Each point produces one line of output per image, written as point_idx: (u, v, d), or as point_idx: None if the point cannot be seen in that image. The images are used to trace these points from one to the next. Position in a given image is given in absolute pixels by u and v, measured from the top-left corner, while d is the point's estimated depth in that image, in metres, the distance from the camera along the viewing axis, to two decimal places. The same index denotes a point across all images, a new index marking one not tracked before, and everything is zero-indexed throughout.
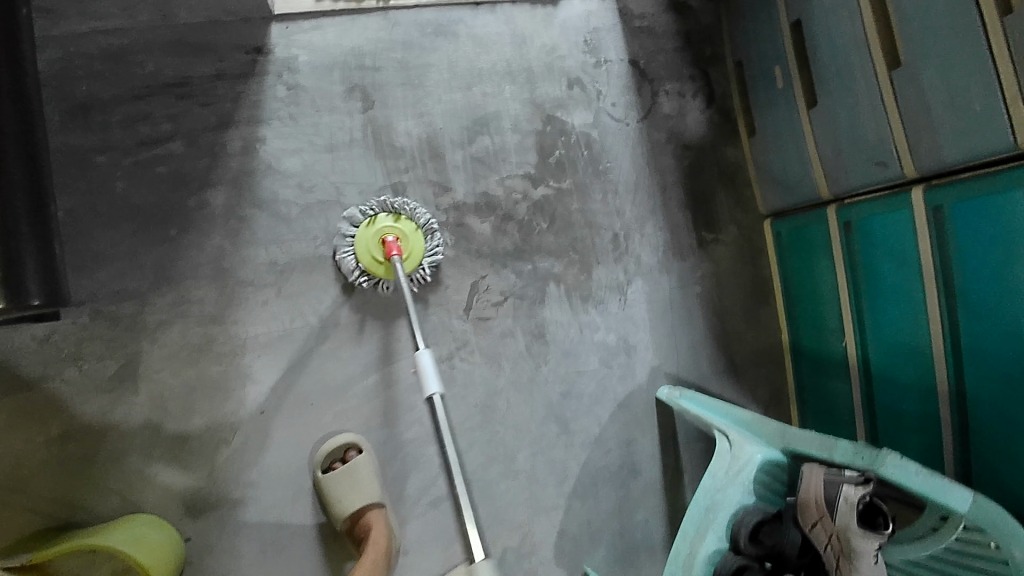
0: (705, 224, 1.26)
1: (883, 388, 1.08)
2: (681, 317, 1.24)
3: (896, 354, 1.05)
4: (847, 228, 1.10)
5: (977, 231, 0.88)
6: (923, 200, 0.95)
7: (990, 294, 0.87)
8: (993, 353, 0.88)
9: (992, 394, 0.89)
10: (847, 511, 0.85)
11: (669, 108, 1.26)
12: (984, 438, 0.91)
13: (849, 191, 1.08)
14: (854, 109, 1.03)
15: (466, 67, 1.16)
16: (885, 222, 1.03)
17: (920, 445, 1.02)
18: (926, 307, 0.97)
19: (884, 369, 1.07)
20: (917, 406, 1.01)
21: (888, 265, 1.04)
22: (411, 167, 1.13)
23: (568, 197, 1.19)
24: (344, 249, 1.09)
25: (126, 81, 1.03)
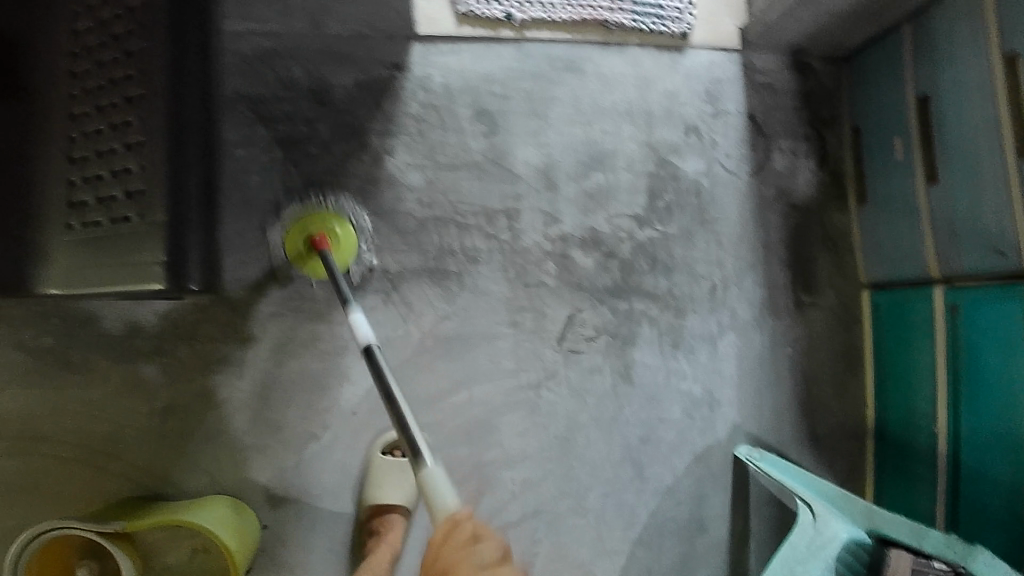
0: (804, 286, 1.25)
1: (969, 479, 1.05)
2: (768, 377, 1.23)
3: (987, 448, 1.02)
4: (954, 309, 1.08)
5: None
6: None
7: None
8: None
9: None
10: None
11: (781, 165, 1.26)
12: None
13: (959, 274, 1.07)
14: (976, 196, 1.02)
15: (589, 104, 1.18)
16: (993, 311, 1.01)
17: (1000, 544, 0.98)
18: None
19: (973, 460, 1.04)
20: (1003, 506, 0.98)
21: (991, 354, 1.02)
22: (526, 193, 1.15)
23: (671, 244, 1.20)
24: (450, 266, 1.11)
25: (272, 81, 1.08)
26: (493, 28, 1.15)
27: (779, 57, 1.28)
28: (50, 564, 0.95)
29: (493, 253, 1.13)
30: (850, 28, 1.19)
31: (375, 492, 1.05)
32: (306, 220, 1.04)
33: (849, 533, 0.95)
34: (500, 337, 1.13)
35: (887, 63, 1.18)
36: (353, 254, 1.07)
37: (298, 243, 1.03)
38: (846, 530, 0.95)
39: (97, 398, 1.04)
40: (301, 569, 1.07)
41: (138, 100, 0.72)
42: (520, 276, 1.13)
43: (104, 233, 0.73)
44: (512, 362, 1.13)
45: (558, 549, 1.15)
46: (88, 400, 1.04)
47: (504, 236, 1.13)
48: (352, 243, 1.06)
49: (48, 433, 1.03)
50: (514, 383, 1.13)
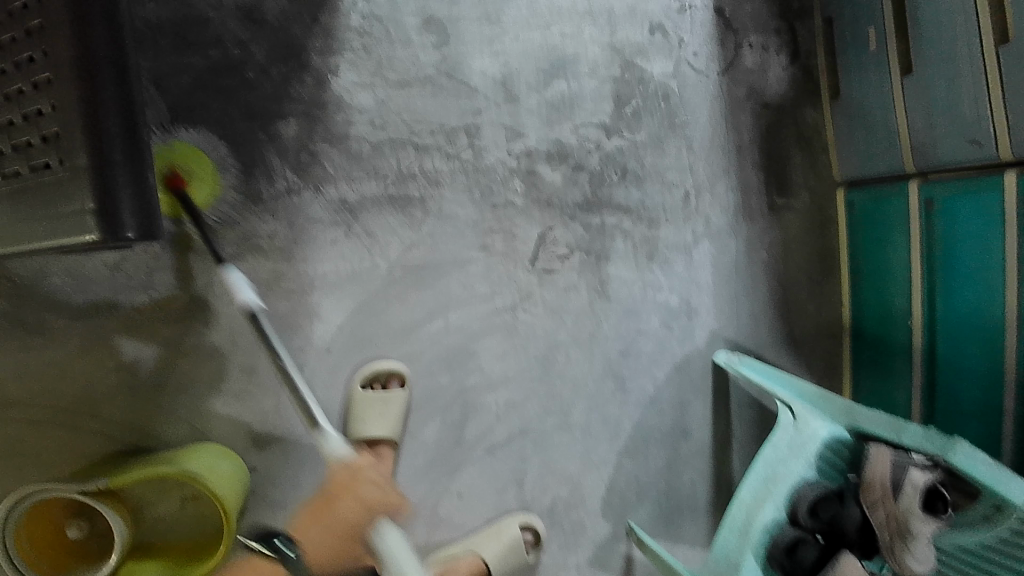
0: (778, 187, 1.22)
1: (947, 370, 1.06)
2: (745, 282, 1.22)
3: (964, 338, 1.03)
4: (930, 205, 1.07)
5: None
6: (1017, 183, 0.93)
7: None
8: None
9: None
10: (912, 495, 0.87)
11: (751, 62, 1.20)
12: None
13: (935, 163, 1.04)
14: (953, 80, 0.98)
15: (546, 5, 1.10)
16: (970, 202, 1.00)
17: (979, 429, 1.01)
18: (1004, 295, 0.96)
19: (949, 350, 1.06)
20: (980, 394, 1.00)
21: (968, 246, 1.02)
22: (485, 108, 1.08)
23: (640, 152, 1.15)
24: (412, 191, 1.06)
25: (195, 2, 0.98)
26: None
27: None
28: (42, 521, 0.95)
29: (456, 175, 1.07)
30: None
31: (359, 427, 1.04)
32: (161, 168, 0.97)
33: (829, 431, 1.00)
34: (472, 262, 1.09)
35: None
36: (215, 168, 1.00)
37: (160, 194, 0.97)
38: (824, 429, 1.00)
39: (59, 357, 1.01)
40: (292, 506, 1.08)
41: (39, 31, 0.65)
42: (486, 196, 1.09)
43: (23, 183, 0.68)
44: (486, 287, 1.10)
45: (546, 465, 1.17)
46: (49, 360, 1.01)
47: (466, 155, 1.07)
48: (207, 167, 0.99)
49: (14, 397, 1.00)
50: (489, 308, 1.11)
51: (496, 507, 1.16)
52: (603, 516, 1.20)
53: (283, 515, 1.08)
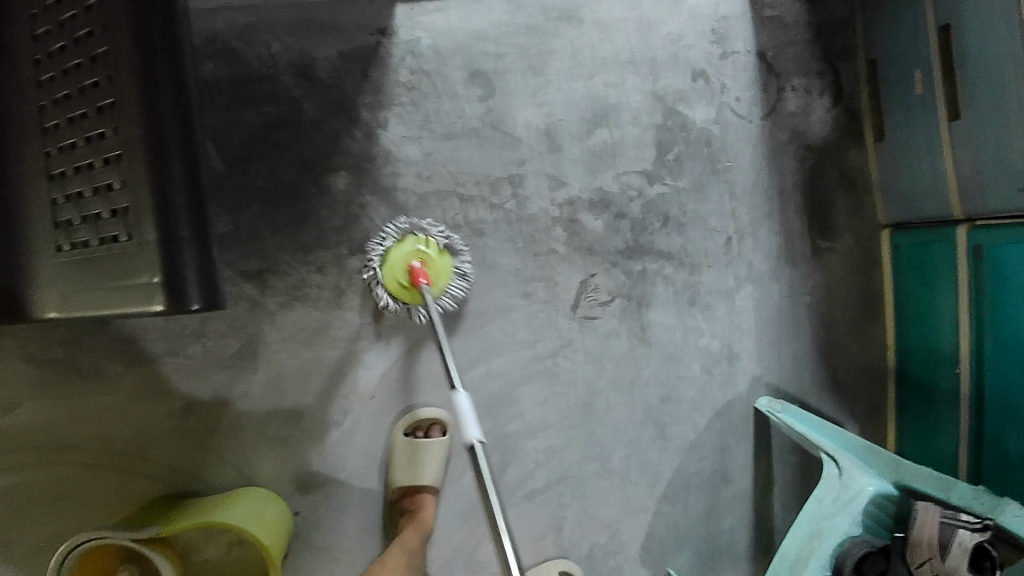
0: (821, 230, 1.21)
1: (994, 421, 1.04)
2: (788, 327, 1.21)
3: (1012, 392, 1.00)
4: (977, 250, 1.06)
5: None
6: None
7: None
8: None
9: None
10: (960, 555, 0.85)
11: (794, 105, 1.20)
12: None
13: (982, 212, 1.03)
14: (1001, 131, 0.96)
15: (589, 55, 1.11)
16: (1017, 252, 0.99)
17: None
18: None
19: (999, 399, 1.03)
20: None
21: (1016, 295, 0.99)
22: (529, 158, 1.08)
23: (682, 198, 1.15)
24: (456, 241, 1.07)
25: (252, 60, 1.01)
26: None
27: None
28: (93, 564, 0.97)
29: (499, 223, 1.08)
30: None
31: (400, 475, 1.05)
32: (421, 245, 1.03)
33: (875, 487, 0.99)
34: (514, 309, 1.10)
35: None
36: (449, 283, 1.05)
37: (400, 276, 1.02)
38: (871, 485, 0.99)
39: (115, 403, 1.04)
40: (336, 550, 1.09)
41: (109, 109, 0.68)
42: (529, 244, 1.09)
43: (93, 253, 0.70)
44: (527, 334, 1.11)
45: (585, 511, 1.17)
46: (106, 405, 1.04)
47: (509, 205, 1.08)
48: (447, 271, 1.05)
49: (71, 440, 1.04)
50: (531, 354, 1.12)
51: (535, 551, 1.16)
52: (641, 561, 1.20)
53: (326, 559, 1.09)
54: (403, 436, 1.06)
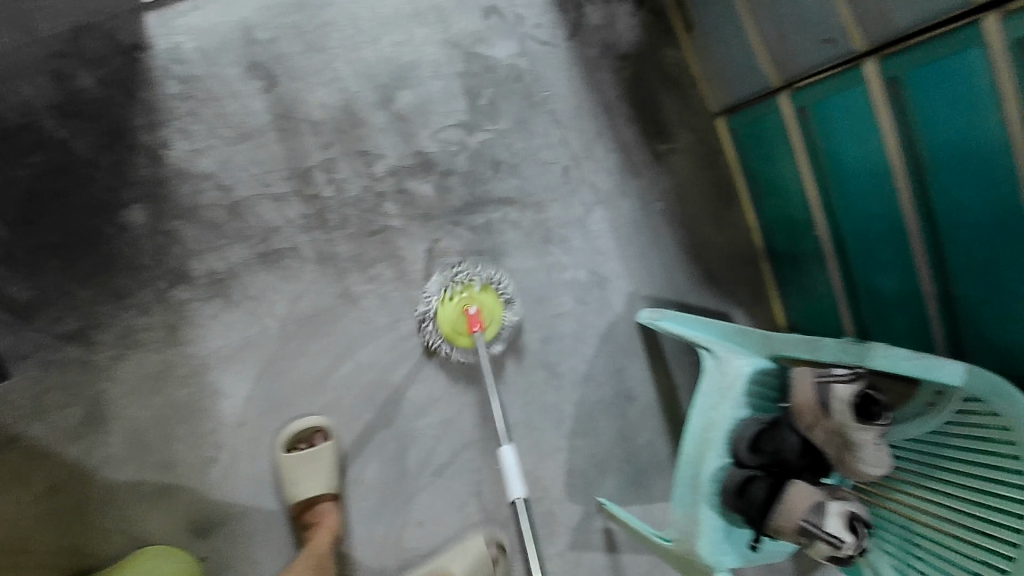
0: (657, 134, 1.20)
1: (863, 269, 1.07)
2: (648, 238, 1.21)
3: (871, 236, 1.03)
4: (803, 113, 1.06)
5: (942, 96, 0.85)
6: (877, 70, 0.92)
7: (955, 160, 0.86)
8: (966, 220, 0.88)
9: (982, 260, 0.88)
10: (843, 409, 0.85)
11: (597, 18, 1.15)
12: (970, 306, 0.92)
13: (800, 72, 1.03)
14: None
15: (368, 18, 1.04)
16: (840, 102, 0.99)
17: (907, 316, 1.03)
18: (892, 183, 0.96)
19: (862, 249, 1.06)
20: (898, 283, 1.02)
21: (850, 144, 1.00)
22: (335, 141, 1.02)
23: (509, 140, 1.10)
24: (282, 243, 1.02)
25: (3, 111, 0.94)
26: None
27: None
28: None
29: (315, 218, 1.02)
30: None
31: (297, 489, 1.01)
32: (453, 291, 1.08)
33: (752, 366, 0.97)
34: (362, 297, 1.05)
35: None
36: None
37: None
38: (747, 365, 0.97)
39: None
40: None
41: None
42: (362, 225, 1.04)
43: None
44: (387, 316, 1.06)
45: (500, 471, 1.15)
46: None
47: (324, 195, 1.03)
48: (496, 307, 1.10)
49: None
50: (398, 336, 1.07)
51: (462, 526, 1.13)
52: (570, 500, 1.19)
53: None
54: (285, 453, 1.02)
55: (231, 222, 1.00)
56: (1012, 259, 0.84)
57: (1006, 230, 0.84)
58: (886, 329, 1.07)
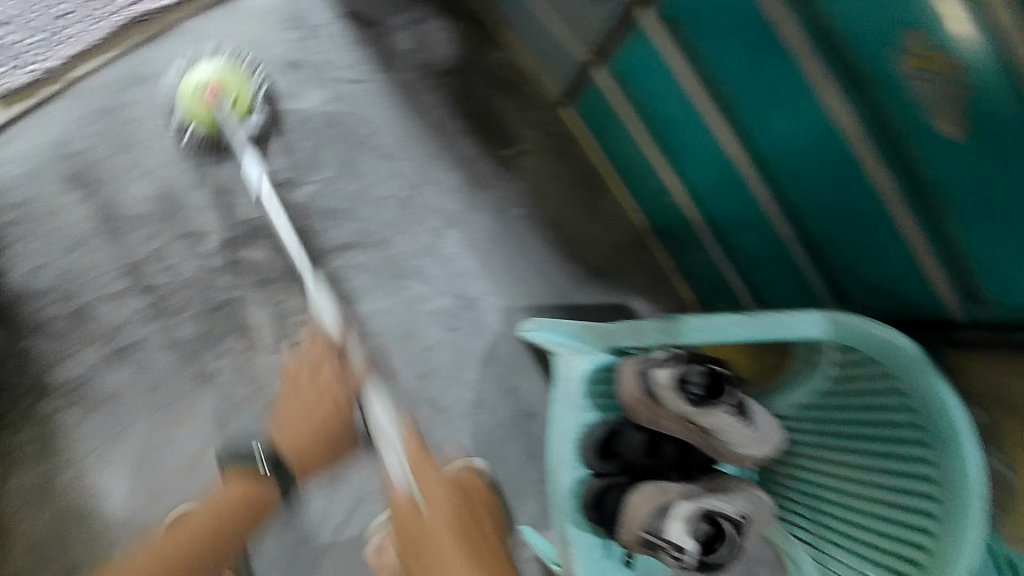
0: (498, 141, 1.15)
1: (732, 232, 0.94)
2: (513, 246, 1.15)
3: (720, 193, 0.91)
4: (620, 80, 0.96)
5: (716, 17, 0.74)
6: (658, 13, 0.82)
7: (753, 83, 0.75)
8: (788, 145, 0.76)
9: (819, 187, 0.76)
10: (669, 394, 0.77)
11: (407, 43, 1.13)
12: (830, 241, 0.81)
13: (597, 37, 0.94)
14: None
15: (170, 103, 1.06)
16: (637, 57, 0.89)
17: (779, 270, 0.91)
18: (714, 130, 0.84)
19: (719, 210, 0.93)
20: (758, 239, 0.90)
21: (663, 99, 0.89)
22: (160, 228, 1.05)
23: (337, 185, 1.09)
24: (131, 336, 1.03)
25: None
26: (37, 89, 1.03)
27: None
28: None
29: (154, 308, 1.04)
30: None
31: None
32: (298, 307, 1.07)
33: (592, 363, 0.89)
34: (217, 372, 1.05)
35: None
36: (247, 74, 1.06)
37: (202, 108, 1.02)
38: (586, 363, 0.89)
39: None
40: None
41: None
42: (204, 301, 1.05)
43: None
44: (246, 387, 1.06)
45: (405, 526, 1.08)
46: None
47: (160, 281, 1.04)
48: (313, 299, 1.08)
49: None
50: (262, 404, 1.06)
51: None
52: None
53: None
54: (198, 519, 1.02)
55: (79, 327, 1.02)
56: (847, 175, 0.72)
57: (824, 143, 0.72)
58: (770, 288, 0.96)
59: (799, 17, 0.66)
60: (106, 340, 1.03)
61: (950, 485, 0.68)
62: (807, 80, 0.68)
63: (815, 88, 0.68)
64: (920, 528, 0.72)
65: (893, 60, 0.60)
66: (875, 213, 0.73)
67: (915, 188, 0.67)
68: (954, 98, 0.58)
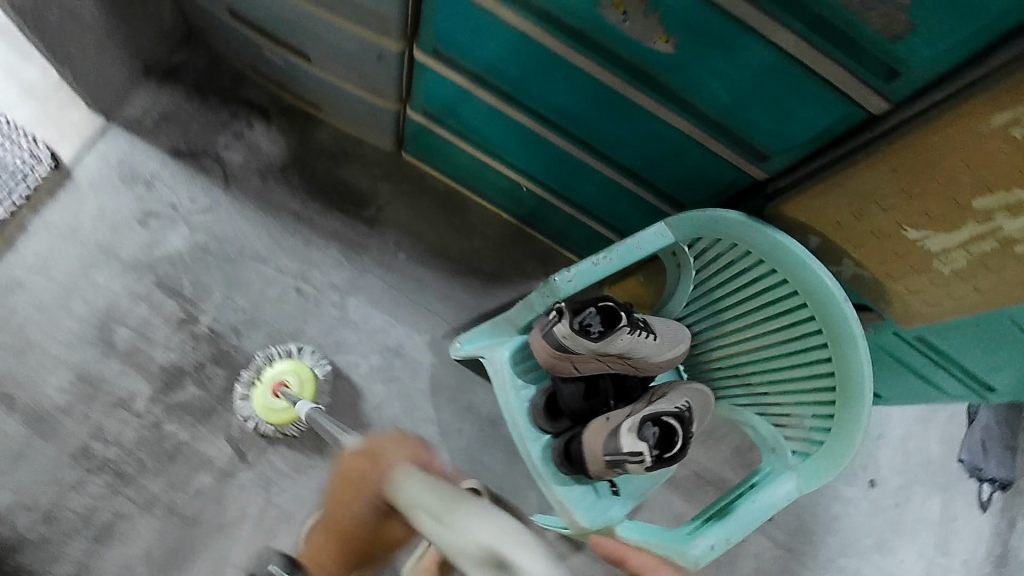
0: (357, 205, 1.26)
1: (570, 188, 1.12)
2: (411, 286, 1.25)
3: (547, 163, 1.09)
4: (429, 112, 1.12)
5: (466, 36, 0.92)
6: (423, 52, 0.99)
7: (517, 71, 0.93)
8: (567, 104, 0.94)
9: (604, 127, 0.95)
10: (573, 341, 0.87)
11: (241, 156, 1.22)
12: (638, 163, 0.98)
13: (396, 91, 1.11)
14: (329, 42, 1.03)
15: (50, 296, 1.09)
16: (433, 89, 1.06)
17: (617, 200, 1.09)
18: (514, 118, 1.03)
19: (552, 176, 1.12)
20: (590, 184, 1.08)
21: (467, 112, 1.07)
22: (88, 409, 1.08)
23: (233, 302, 1.17)
24: (104, 516, 1.05)
25: None
26: None
27: (141, 89, 1.19)
28: None
29: (115, 482, 1.06)
30: (135, 15, 1.09)
31: None
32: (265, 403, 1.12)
33: (510, 348, 0.97)
34: (200, 512, 1.09)
35: (198, 13, 1.14)
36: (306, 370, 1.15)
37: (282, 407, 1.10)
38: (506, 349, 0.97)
39: None
40: None
41: None
42: (157, 456, 1.09)
43: None
44: (232, 513, 1.10)
45: None
46: None
47: (109, 456, 1.07)
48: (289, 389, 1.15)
49: None
50: (253, 521, 1.10)
51: None
52: None
53: None
54: None
55: (53, 529, 1.03)
56: (619, 109, 0.90)
57: (587, 90, 0.90)
58: (624, 218, 1.12)
59: (520, 13, 0.83)
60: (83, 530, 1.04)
61: (825, 304, 0.84)
62: (548, 55, 0.87)
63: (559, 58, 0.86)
64: (819, 343, 0.88)
65: (599, 12, 0.76)
66: (652, 124, 0.90)
67: (668, 94, 0.83)
68: (653, 21, 0.74)
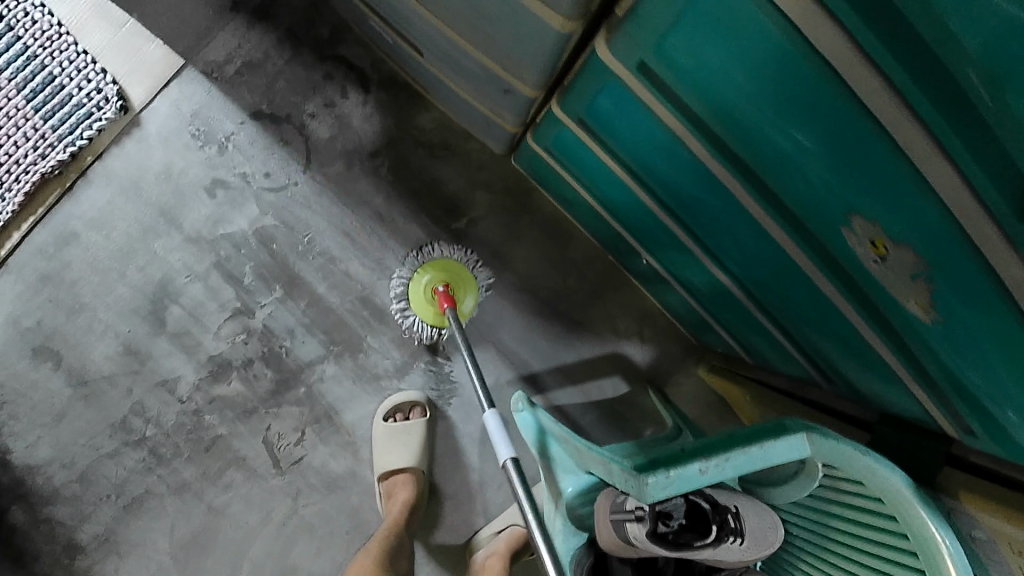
0: (447, 214, 1.07)
1: (692, 289, 0.90)
2: (488, 319, 1.08)
3: (672, 257, 0.85)
4: (553, 154, 0.87)
5: (620, 123, 0.66)
6: (565, 113, 0.74)
7: (674, 179, 0.67)
8: (733, 245, 0.69)
9: (768, 274, 0.69)
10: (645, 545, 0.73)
11: (326, 129, 1.05)
12: (784, 316, 0.75)
13: (521, 119, 0.85)
14: (446, 52, 0.79)
15: (106, 256, 1.02)
16: (569, 140, 0.80)
17: (740, 319, 0.86)
18: (653, 214, 0.78)
19: (678, 271, 0.88)
20: (717, 297, 0.86)
21: (602, 175, 0.81)
22: (133, 382, 1.03)
23: (291, 302, 1.05)
24: (137, 489, 1.04)
25: None
26: None
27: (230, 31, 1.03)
28: None
29: (151, 459, 1.04)
30: None
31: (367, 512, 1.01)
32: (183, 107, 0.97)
33: (573, 486, 0.84)
34: (226, 506, 1.05)
35: None
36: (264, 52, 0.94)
37: None
38: (568, 485, 0.84)
39: None
40: None
41: None
42: (194, 445, 1.05)
43: None
44: (257, 513, 1.06)
45: None
46: None
47: (147, 433, 1.04)
48: None
49: None
50: (275, 527, 1.06)
51: None
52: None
53: None
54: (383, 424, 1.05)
55: (89, 488, 1.03)
56: (780, 272, 0.67)
57: (748, 244, 0.67)
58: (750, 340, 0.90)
59: (703, 142, 0.57)
60: (116, 496, 1.04)
61: None
62: (724, 194, 0.61)
63: (732, 200, 0.61)
64: None
65: (842, 232, 0.52)
66: (836, 318, 0.66)
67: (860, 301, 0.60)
68: (919, 284, 0.50)
